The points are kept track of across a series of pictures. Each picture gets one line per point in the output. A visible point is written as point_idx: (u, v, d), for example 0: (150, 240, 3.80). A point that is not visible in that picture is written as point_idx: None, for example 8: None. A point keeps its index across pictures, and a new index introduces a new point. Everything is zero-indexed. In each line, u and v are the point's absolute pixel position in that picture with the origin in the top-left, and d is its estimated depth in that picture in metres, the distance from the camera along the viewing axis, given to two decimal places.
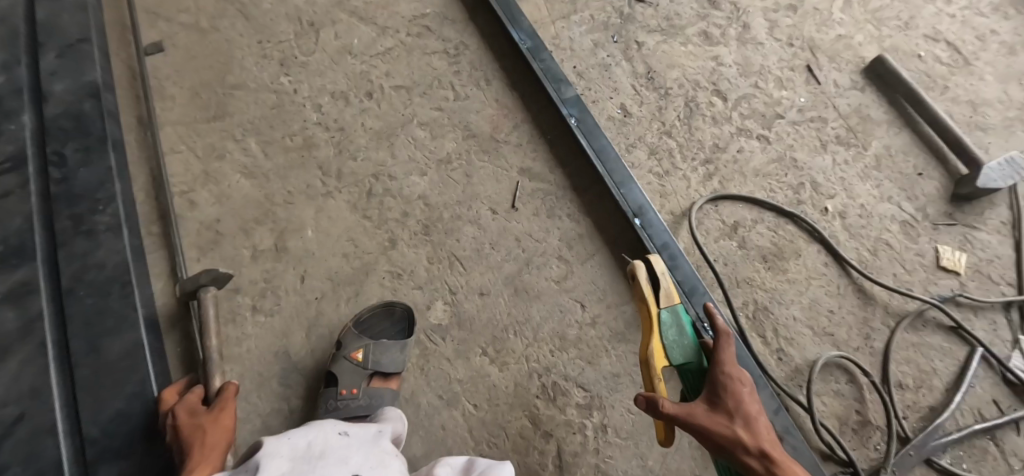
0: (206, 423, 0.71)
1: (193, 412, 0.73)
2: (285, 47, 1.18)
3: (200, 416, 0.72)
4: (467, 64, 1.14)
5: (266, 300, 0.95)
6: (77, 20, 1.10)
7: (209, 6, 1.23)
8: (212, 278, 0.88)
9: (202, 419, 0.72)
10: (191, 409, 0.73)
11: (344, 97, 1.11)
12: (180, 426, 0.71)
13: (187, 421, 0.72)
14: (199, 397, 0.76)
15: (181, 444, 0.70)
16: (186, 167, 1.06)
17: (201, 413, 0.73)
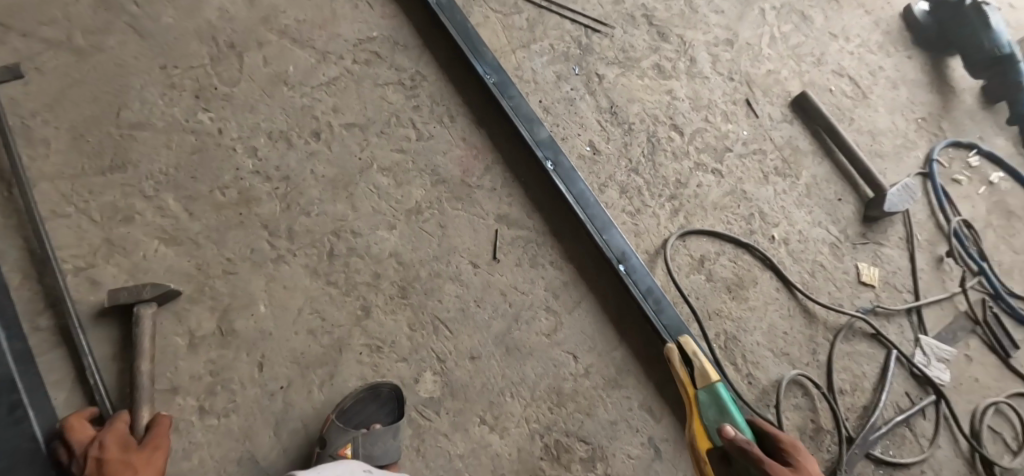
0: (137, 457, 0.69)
1: (124, 447, 0.69)
2: (199, 75, 0.98)
3: (131, 450, 0.69)
4: (426, 97, 1.04)
5: (218, 398, 0.79)
6: None
7: (84, 21, 0.99)
8: (157, 292, 0.79)
9: (135, 453, 0.69)
10: (120, 439, 0.70)
11: (284, 139, 0.95)
12: (107, 459, 0.67)
13: (116, 452, 0.68)
14: (126, 428, 0.72)
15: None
16: (80, 236, 0.84)
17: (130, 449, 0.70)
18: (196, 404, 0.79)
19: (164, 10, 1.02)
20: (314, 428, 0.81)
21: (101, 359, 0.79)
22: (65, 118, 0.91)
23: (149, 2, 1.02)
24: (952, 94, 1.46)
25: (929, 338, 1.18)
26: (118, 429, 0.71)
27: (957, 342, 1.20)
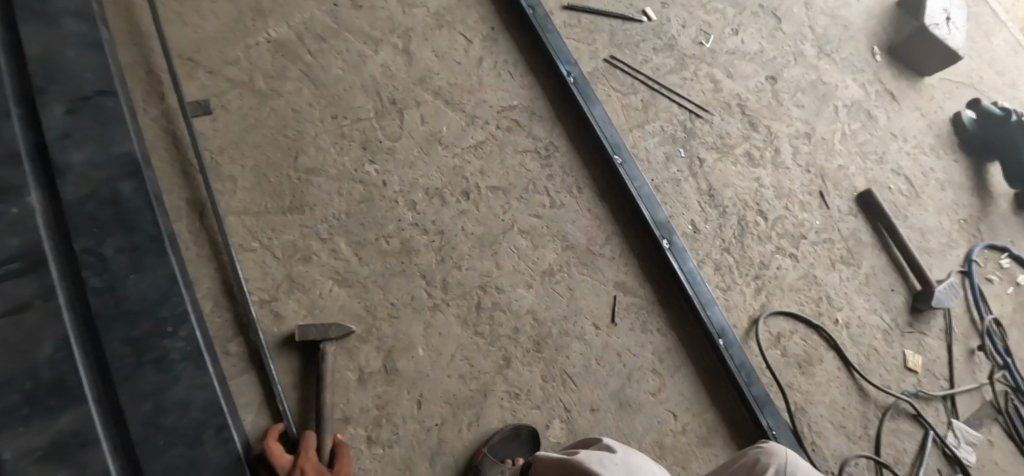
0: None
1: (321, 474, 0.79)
2: (367, 128, 1.08)
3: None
4: (559, 167, 1.17)
5: (382, 430, 0.90)
6: (99, 70, 0.92)
7: (264, 63, 1.07)
8: (339, 333, 0.90)
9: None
10: (313, 466, 0.80)
11: (439, 195, 1.06)
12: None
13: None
14: (317, 455, 0.81)
15: None
16: (264, 270, 0.93)
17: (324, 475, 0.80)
18: (362, 434, 0.89)
19: (334, 60, 1.12)
20: (461, 463, 0.91)
21: (283, 386, 0.88)
22: (248, 155, 1.00)
23: (321, 52, 1.11)
24: (990, 200, 1.64)
25: (960, 422, 1.32)
26: (308, 456, 0.80)
27: (980, 427, 1.34)
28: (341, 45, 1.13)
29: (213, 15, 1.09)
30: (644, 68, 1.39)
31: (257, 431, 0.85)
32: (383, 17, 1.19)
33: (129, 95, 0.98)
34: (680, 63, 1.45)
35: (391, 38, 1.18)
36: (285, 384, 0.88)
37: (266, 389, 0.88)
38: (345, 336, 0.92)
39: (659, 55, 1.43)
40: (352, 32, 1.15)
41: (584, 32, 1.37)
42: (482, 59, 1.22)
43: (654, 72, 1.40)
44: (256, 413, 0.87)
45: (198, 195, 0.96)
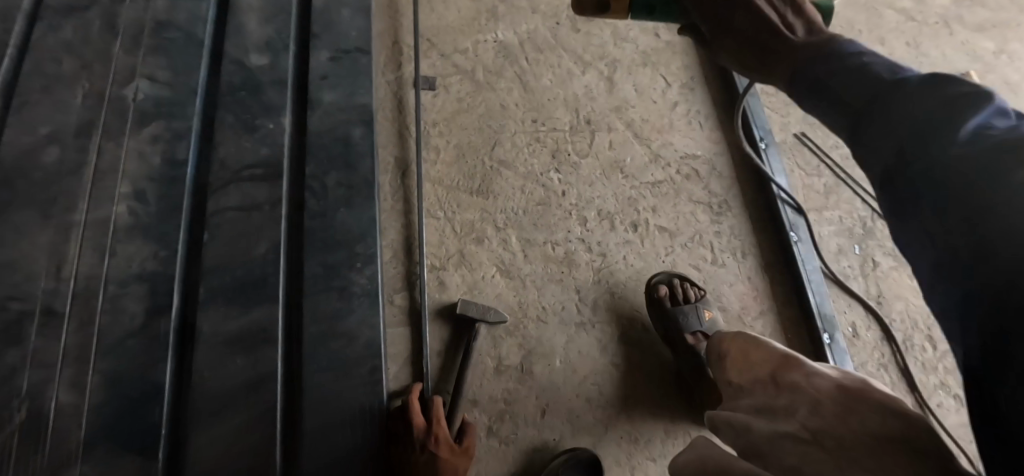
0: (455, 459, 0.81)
1: (449, 448, 0.81)
2: (560, 139, 1.13)
3: (453, 451, 0.81)
4: (729, 227, 1.15)
5: (505, 427, 0.89)
6: (363, 31, 1.08)
7: (488, 58, 1.16)
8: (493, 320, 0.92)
9: (455, 455, 0.81)
10: (445, 439, 0.82)
11: (610, 220, 1.08)
12: (439, 457, 0.79)
13: (445, 451, 0.80)
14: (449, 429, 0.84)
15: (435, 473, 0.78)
16: (441, 239, 0.99)
17: (451, 450, 0.82)
18: (486, 420, 0.89)
19: (546, 71, 1.19)
20: None
21: (430, 351, 0.92)
22: (455, 134, 1.08)
23: (536, 62, 1.19)
24: None
25: None
26: (440, 428, 0.82)
27: None
28: (554, 59, 1.21)
29: (456, 8, 1.20)
30: (832, 154, 1.32)
31: (398, 383, 0.89)
32: (595, 43, 1.25)
33: (376, 57, 1.11)
34: None
35: (599, 64, 1.23)
36: (433, 349, 0.92)
37: (414, 346, 0.92)
38: (497, 324, 0.94)
39: None
40: (566, 51, 1.23)
41: (780, 104, 1.35)
42: (676, 104, 1.24)
43: (839, 160, 1.32)
44: (400, 366, 0.90)
45: (405, 156, 1.05)
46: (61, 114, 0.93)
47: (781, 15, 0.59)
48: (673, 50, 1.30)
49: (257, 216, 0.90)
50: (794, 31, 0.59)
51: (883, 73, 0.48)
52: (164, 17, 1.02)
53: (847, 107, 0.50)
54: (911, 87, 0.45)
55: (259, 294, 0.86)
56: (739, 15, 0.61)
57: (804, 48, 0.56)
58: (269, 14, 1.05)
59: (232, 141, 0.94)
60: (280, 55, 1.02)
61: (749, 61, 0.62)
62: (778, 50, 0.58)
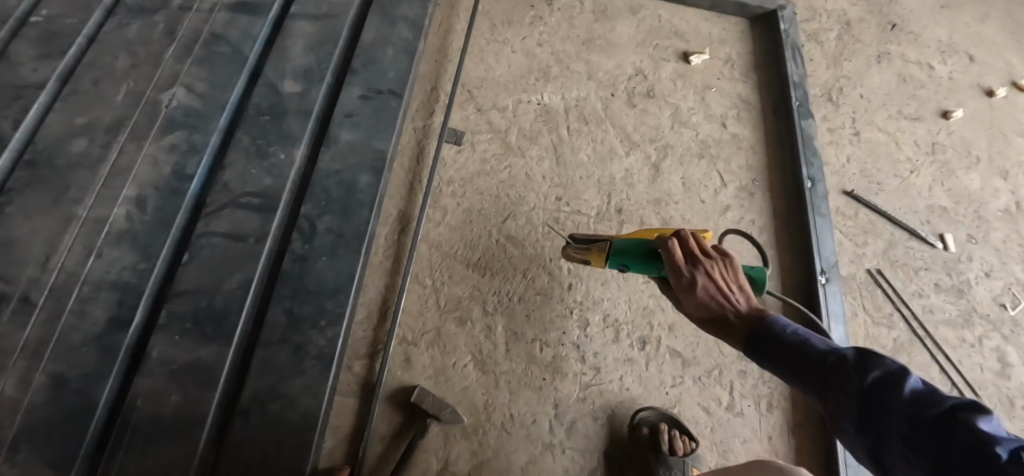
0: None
1: None
2: (581, 224, 1.01)
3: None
4: (758, 368, 0.97)
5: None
6: (401, 73, 1.04)
7: (526, 121, 1.08)
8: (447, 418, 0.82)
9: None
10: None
11: (615, 329, 0.95)
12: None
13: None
14: None
15: None
16: (421, 311, 0.91)
17: None
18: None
19: (585, 146, 1.08)
20: None
21: (373, 434, 0.84)
22: (468, 197, 1.00)
23: (578, 133, 1.09)
24: None
25: None
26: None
27: None
28: (599, 134, 1.10)
29: (507, 63, 1.14)
30: (910, 304, 1.08)
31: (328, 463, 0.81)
32: (649, 124, 1.13)
33: (410, 101, 1.06)
34: (964, 319, 1.10)
35: (647, 147, 1.11)
36: (377, 432, 0.83)
37: (355, 427, 0.84)
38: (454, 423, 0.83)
39: (939, 296, 1.11)
40: (614, 126, 1.12)
41: (857, 230, 1.13)
42: (727, 209, 1.09)
43: (918, 312, 1.08)
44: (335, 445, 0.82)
45: (410, 211, 0.98)
46: (100, 108, 0.95)
47: (726, 294, 0.72)
48: (738, 145, 1.15)
49: (239, 250, 0.88)
50: (740, 305, 0.71)
51: (815, 352, 0.61)
52: (218, 30, 1.04)
53: (823, 390, 0.58)
54: (838, 367, 0.56)
55: (217, 331, 0.83)
56: (704, 295, 0.72)
57: (760, 323, 0.67)
58: (314, 42, 1.04)
59: (240, 165, 0.92)
60: (312, 85, 1.00)
61: (724, 333, 0.71)
62: (742, 325, 0.69)
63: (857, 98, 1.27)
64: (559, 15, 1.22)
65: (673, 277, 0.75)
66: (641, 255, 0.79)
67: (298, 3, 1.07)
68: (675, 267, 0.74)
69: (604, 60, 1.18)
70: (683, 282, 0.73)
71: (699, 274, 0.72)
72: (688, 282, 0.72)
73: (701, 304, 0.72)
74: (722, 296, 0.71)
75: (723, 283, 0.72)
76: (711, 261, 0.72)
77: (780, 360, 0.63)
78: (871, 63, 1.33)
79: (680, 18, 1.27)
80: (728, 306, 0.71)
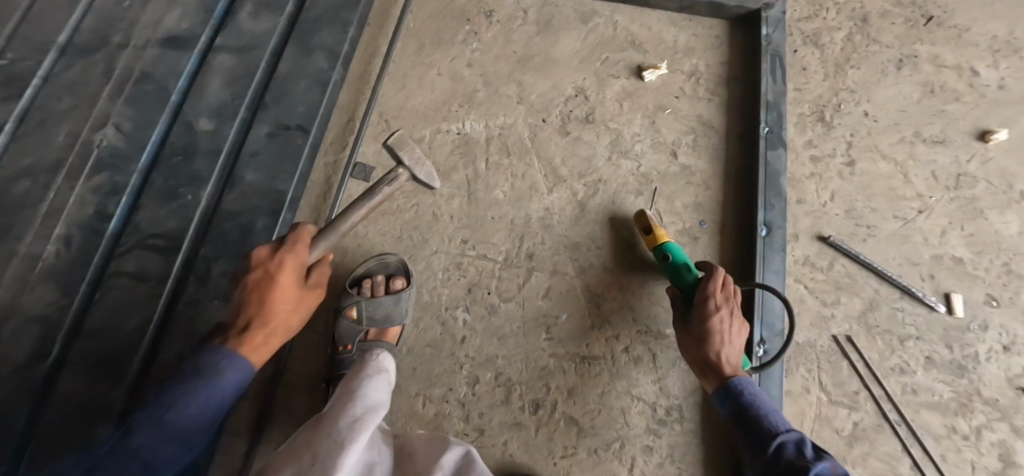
0: (275, 338, 0.69)
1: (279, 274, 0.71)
2: (484, 271, 0.94)
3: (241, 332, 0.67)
4: (669, 445, 0.86)
5: (375, 344, 0.84)
6: (311, 108, 1.02)
7: (441, 154, 1.01)
8: None
9: (277, 336, 0.70)
10: (281, 314, 0.70)
11: (507, 389, 0.88)
12: (269, 281, 0.69)
13: (258, 314, 0.68)
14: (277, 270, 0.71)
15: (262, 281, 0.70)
16: (306, 359, 0.90)
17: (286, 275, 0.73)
18: (362, 335, 0.86)
19: (503, 181, 0.99)
20: None
21: None
22: (369, 239, 0.96)
23: (496, 167, 1.00)
24: None
25: None
26: (291, 280, 0.71)
27: None
28: (520, 167, 1.00)
29: (431, 89, 1.07)
30: (884, 382, 0.90)
31: None
32: (581, 154, 1.01)
33: (323, 134, 1.04)
34: (958, 404, 0.89)
35: (575, 182, 0.99)
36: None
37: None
38: None
39: (929, 373, 0.91)
40: (540, 158, 1.01)
41: (827, 286, 0.94)
42: None
43: (894, 392, 0.89)
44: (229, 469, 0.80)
45: None
46: (45, 149, 0.98)
47: (728, 340, 0.75)
48: (688, 179, 0.99)
49: (146, 289, 0.91)
50: (734, 351, 0.76)
51: (772, 424, 0.67)
52: (148, 68, 1.07)
53: (748, 441, 0.68)
54: (765, 427, 0.67)
55: (126, 370, 0.86)
56: (715, 326, 0.75)
57: (736, 373, 0.74)
58: (230, 77, 1.06)
59: (155, 204, 0.96)
60: (225, 123, 1.02)
61: (704, 362, 0.76)
62: (725, 366, 0.74)
63: (859, 116, 1.04)
64: (497, 29, 1.11)
65: (702, 296, 0.78)
66: (688, 269, 0.83)
67: (222, 34, 1.09)
68: (705, 291, 0.78)
69: (539, 81, 1.07)
70: (705, 307, 0.76)
71: (726, 308, 0.77)
72: (709, 311, 0.76)
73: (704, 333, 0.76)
74: (726, 335, 0.76)
75: (733, 327, 0.76)
76: (734, 305, 0.77)
77: (733, 404, 0.71)
78: (888, 69, 1.08)
79: (639, 25, 1.11)
80: (726, 346, 0.75)
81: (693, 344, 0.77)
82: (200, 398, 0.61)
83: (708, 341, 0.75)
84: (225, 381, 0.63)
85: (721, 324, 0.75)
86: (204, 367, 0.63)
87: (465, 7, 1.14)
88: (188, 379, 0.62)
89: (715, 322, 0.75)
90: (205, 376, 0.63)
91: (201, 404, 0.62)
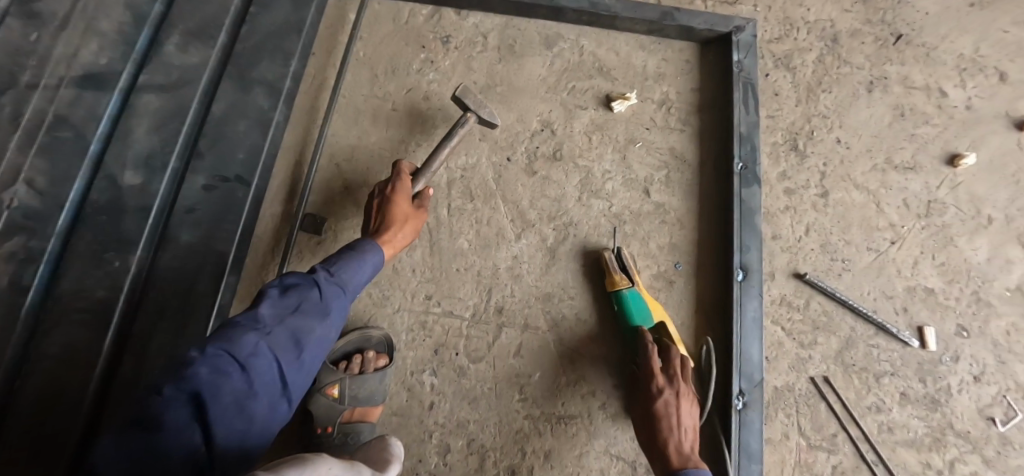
0: (400, 237, 0.78)
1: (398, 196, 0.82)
2: (451, 330, 0.88)
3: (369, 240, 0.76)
4: None
5: (357, 427, 0.80)
6: (252, 154, 0.92)
7: None
8: None
9: (400, 235, 0.78)
10: (404, 224, 0.79)
11: (480, 457, 0.83)
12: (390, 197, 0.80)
13: (383, 221, 0.78)
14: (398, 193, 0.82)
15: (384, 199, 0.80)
16: None
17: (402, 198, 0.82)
18: (346, 413, 0.81)
19: (467, 228, 0.92)
20: None
21: None
22: None
23: (459, 213, 0.93)
24: None
25: None
26: (405, 201, 0.81)
27: None
28: (486, 212, 0.93)
29: (385, 126, 0.98)
30: (862, 422, 0.89)
31: None
32: (550, 195, 0.95)
33: (267, 182, 0.95)
34: (933, 439, 0.89)
35: (545, 226, 0.93)
36: None
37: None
38: None
39: (904, 409, 0.90)
40: (507, 201, 0.94)
41: (804, 326, 0.92)
42: None
43: (871, 432, 0.89)
44: None
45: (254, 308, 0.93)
46: None
47: (677, 424, 0.76)
48: (662, 218, 0.95)
49: (74, 375, 0.81)
50: (686, 440, 0.76)
51: None
52: (63, 112, 0.94)
53: None
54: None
55: (55, 460, 0.76)
56: (661, 408, 0.77)
57: (684, 464, 0.73)
58: (158, 120, 0.95)
59: (78, 271, 0.86)
60: (154, 175, 0.92)
61: (654, 447, 0.76)
62: (671, 454, 0.74)
63: (831, 144, 1.02)
64: (455, 56, 1.03)
65: (645, 376, 0.81)
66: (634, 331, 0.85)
67: (146, 71, 0.97)
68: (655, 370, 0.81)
69: (503, 113, 0.99)
70: (653, 387, 0.79)
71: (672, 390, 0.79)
72: (655, 392, 0.79)
73: (652, 414, 0.77)
74: (673, 419, 0.77)
75: (683, 409, 0.78)
76: (686, 387, 0.79)
77: None
78: (858, 93, 1.05)
79: (607, 49, 1.04)
80: (675, 432, 0.76)
81: (644, 423, 0.78)
82: (355, 265, 0.69)
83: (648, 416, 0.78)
84: (369, 261, 0.71)
85: (668, 407, 0.77)
86: (354, 244, 0.72)
87: (419, 32, 1.05)
88: (341, 252, 0.71)
89: (660, 405, 0.77)
90: (356, 251, 0.71)
91: (353, 274, 0.69)
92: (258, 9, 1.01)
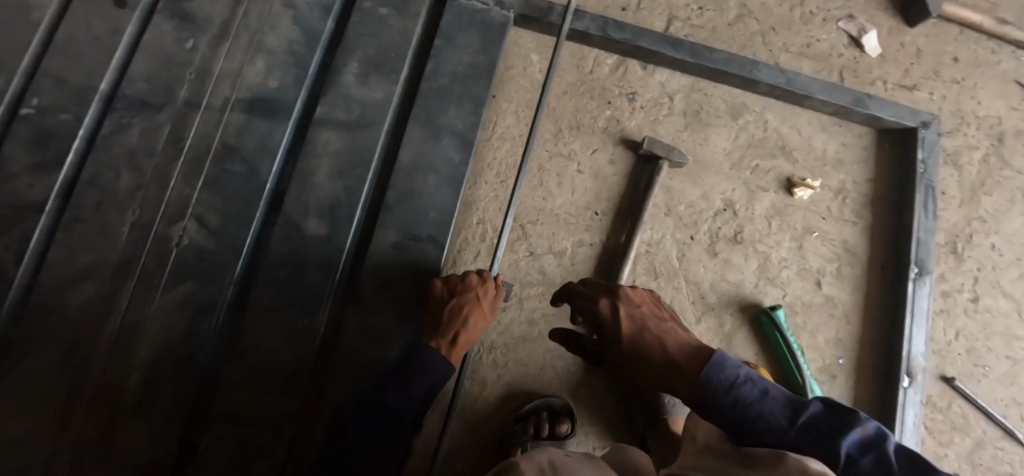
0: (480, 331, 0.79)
1: (480, 299, 0.79)
2: (624, 397, 0.92)
3: (451, 344, 0.75)
4: None
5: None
6: (443, 213, 0.89)
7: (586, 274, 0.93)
8: None
9: (478, 329, 0.78)
10: (483, 315, 0.78)
11: None
12: (476, 307, 0.78)
13: (461, 330, 0.76)
14: (484, 293, 0.79)
15: (467, 303, 0.77)
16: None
17: (484, 299, 0.79)
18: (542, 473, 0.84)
19: None
20: None
21: None
22: (509, 369, 0.89)
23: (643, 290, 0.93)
24: None
25: None
26: (490, 296, 0.80)
27: None
28: (668, 291, 0.94)
29: (571, 189, 0.96)
30: None
31: None
32: (730, 279, 0.96)
33: (453, 238, 0.93)
34: None
35: (722, 310, 0.95)
36: None
37: (444, 404, 0.86)
38: None
39: None
40: (688, 281, 0.95)
41: (946, 427, 0.98)
42: None
43: None
44: None
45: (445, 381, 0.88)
46: (123, 245, 0.83)
47: (641, 310, 0.72)
48: (831, 312, 0.98)
49: (256, 438, 0.79)
50: (655, 311, 0.73)
51: (762, 401, 0.56)
52: (231, 139, 0.90)
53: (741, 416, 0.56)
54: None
55: None
56: (628, 308, 0.72)
57: (665, 311, 0.73)
58: (342, 164, 0.89)
59: (252, 339, 0.82)
60: (341, 226, 0.87)
61: (636, 325, 0.70)
62: (659, 321, 0.70)
63: (986, 249, 1.05)
64: (641, 116, 1.00)
65: (591, 304, 0.74)
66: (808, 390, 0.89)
67: (324, 103, 0.91)
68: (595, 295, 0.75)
69: (687, 188, 0.98)
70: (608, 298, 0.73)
71: (675, 348, 0.67)
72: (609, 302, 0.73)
73: (632, 321, 0.70)
74: (641, 314, 0.71)
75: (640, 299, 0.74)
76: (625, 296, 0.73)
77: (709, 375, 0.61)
78: (1016, 198, 1.08)
79: (790, 126, 1.03)
80: (645, 309, 0.72)
81: (632, 337, 0.70)
82: (424, 388, 0.71)
83: (739, 420, 0.56)
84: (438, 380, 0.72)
85: (629, 300, 0.73)
86: (424, 363, 0.72)
87: (604, 85, 1.01)
88: (413, 373, 0.71)
89: (630, 312, 0.71)
90: (426, 371, 0.72)
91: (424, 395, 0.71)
92: (445, 45, 0.94)
